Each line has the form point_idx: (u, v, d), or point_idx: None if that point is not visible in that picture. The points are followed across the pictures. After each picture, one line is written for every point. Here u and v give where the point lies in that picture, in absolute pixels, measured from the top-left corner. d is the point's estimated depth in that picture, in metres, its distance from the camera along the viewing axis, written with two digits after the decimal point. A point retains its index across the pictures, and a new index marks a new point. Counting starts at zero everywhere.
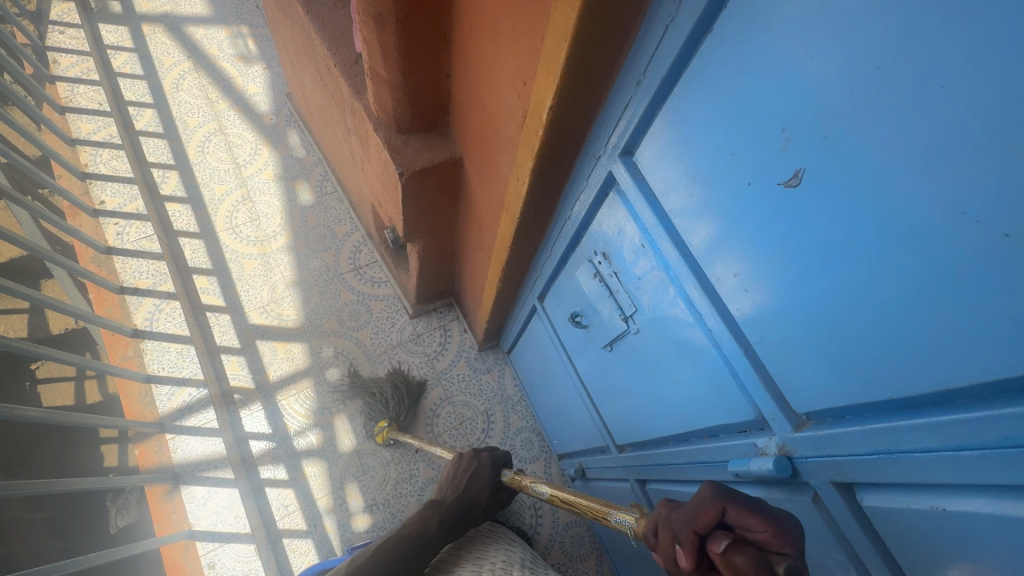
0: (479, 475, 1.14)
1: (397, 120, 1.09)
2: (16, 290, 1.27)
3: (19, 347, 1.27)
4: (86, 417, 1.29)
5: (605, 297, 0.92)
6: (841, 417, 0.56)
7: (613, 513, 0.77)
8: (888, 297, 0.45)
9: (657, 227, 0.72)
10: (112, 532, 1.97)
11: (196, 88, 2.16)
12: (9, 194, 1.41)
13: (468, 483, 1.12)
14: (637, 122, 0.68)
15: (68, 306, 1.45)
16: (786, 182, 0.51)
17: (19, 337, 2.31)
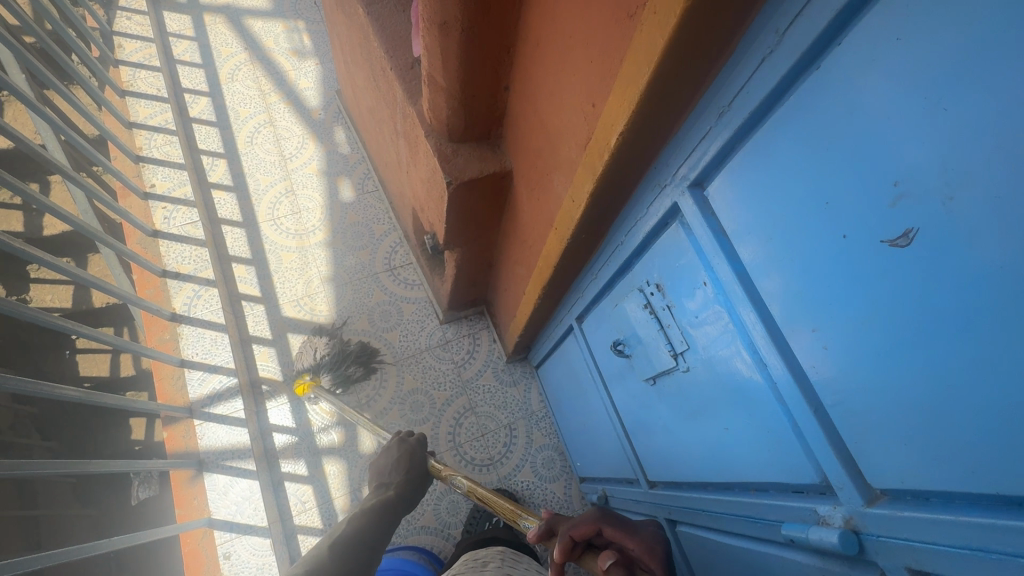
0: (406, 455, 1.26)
1: (451, 129, 1.07)
2: (62, 267, 1.29)
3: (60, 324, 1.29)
4: (118, 399, 1.30)
5: (654, 330, 0.88)
6: (925, 500, 0.50)
7: (522, 517, 0.96)
8: (1009, 387, 0.39)
9: (725, 267, 0.67)
10: (133, 504, 2.01)
11: (250, 79, 2.20)
12: (66, 172, 1.45)
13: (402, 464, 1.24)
14: (713, 155, 0.64)
15: (111, 288, 1.47)
16: (892, 240, 0.45)
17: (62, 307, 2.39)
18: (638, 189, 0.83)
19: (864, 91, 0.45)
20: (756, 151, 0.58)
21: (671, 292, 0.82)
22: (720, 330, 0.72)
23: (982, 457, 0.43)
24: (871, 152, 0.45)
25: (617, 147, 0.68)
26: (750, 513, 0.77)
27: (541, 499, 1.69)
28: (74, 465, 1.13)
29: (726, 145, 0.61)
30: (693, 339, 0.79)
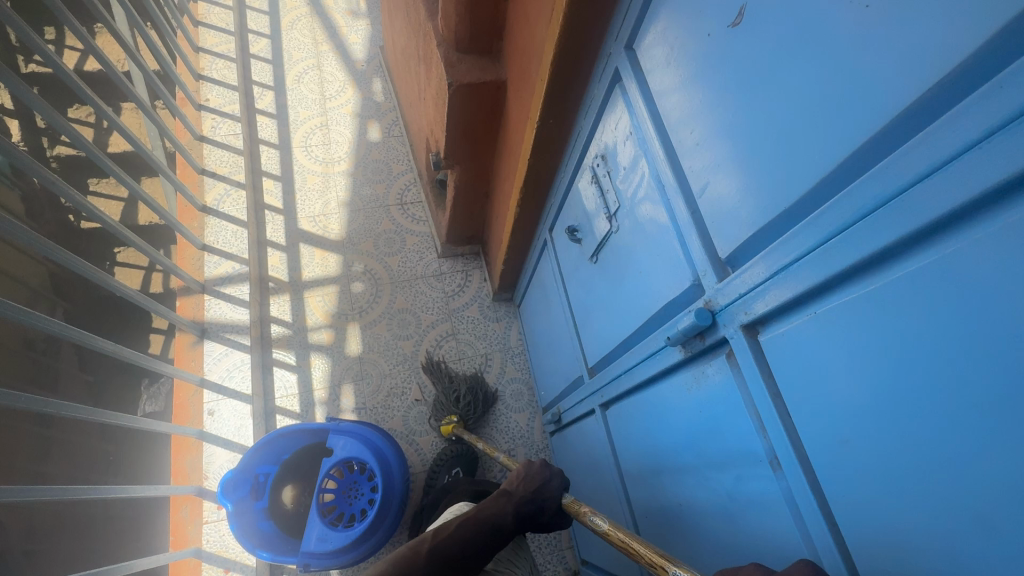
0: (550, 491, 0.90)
1: (457, 37, 1.24)
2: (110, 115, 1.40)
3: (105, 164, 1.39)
4: (141, 241, 1.40)
5: (599, 200, 1.01)
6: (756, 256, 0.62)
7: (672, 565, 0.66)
8: (789, 105, 0.52)
9: (642, 108, 0.80)
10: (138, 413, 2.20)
11: (307, 29, 2.46)
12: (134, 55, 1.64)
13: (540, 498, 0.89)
14: (638, 9, 0.77)
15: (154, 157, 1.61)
16: (733, 22, 0.58)
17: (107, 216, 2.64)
18: (594, 69, 0.97)
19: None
20: None
21: (610, 158, 0.95)
22: (638, 175, 0.85)
23: (779, 180, 0.54)
24: None
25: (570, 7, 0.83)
26: (652, 347, 0.88)
27: (503, 425, 1.81)
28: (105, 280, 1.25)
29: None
30: (622, 195, 0.91)
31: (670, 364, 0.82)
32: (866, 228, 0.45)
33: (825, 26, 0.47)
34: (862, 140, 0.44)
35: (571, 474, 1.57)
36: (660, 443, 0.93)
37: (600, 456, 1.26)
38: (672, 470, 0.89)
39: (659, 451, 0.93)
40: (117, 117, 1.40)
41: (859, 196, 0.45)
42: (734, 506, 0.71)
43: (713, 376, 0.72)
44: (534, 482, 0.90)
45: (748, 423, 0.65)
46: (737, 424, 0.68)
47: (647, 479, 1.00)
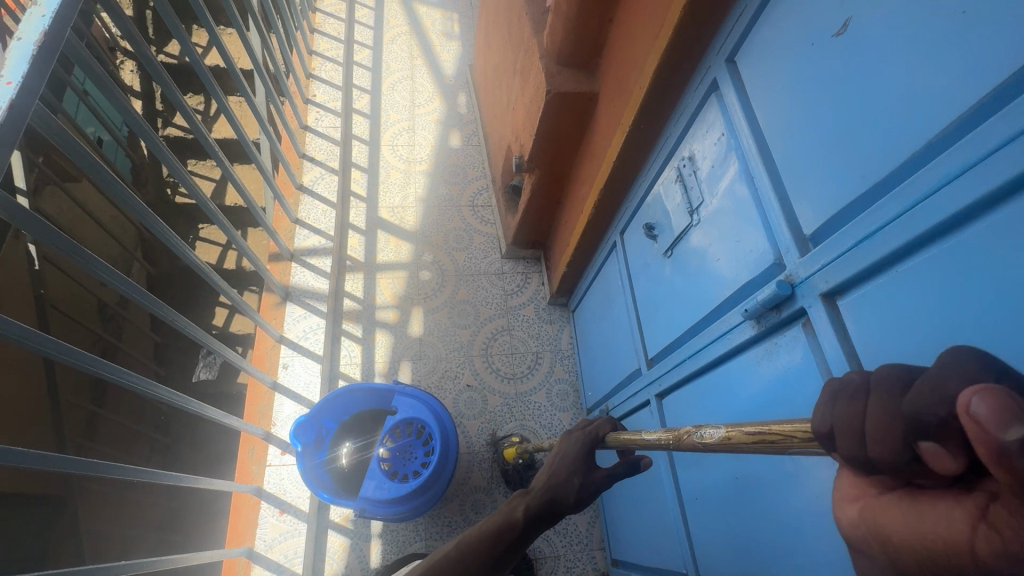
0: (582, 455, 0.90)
1: (560, 51, 1.40)
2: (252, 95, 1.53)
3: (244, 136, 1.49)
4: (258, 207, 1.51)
5: (681, 197, 1.11)
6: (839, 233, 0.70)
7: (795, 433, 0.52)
8: (886, 97, 0.61)
9: (738, 111, 0.91)
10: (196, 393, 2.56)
11: (406, 44, 2.71)
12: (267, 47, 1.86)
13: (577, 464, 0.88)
14: (743, 26, 0.90)
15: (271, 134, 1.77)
16: (838, 32, 0.69)
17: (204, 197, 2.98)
18: (690, 81, 1.09)
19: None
20: (770, 12, 0.83)
21: (698, 158, 1.06)
22: (726, 170, 0.95)
23: (869, 160, 0.64)
24: None
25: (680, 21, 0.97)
26: (722, 327, 0.96)
27: (547, 421, 1.87)
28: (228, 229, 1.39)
29: (753, 13, 0.87)
30: (707, 190, 1.02)
31: (741, 339, 0.90)
32: (950, 193, 0.53)
33: (924, 29, 0.57)
34: (951, 120, 0.53)
35: (613, 471, 1.62)
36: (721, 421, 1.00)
37: (652, 446, 1.32)
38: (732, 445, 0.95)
39: (719, 429, 1.00)
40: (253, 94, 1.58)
41: (944, 167, 0.54)
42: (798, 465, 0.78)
43: (785, 346, 0.80)
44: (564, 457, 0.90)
45: (818, 384, 0.73)
46: (806, 389, 0.75)
47: (703, 458, 1.08)
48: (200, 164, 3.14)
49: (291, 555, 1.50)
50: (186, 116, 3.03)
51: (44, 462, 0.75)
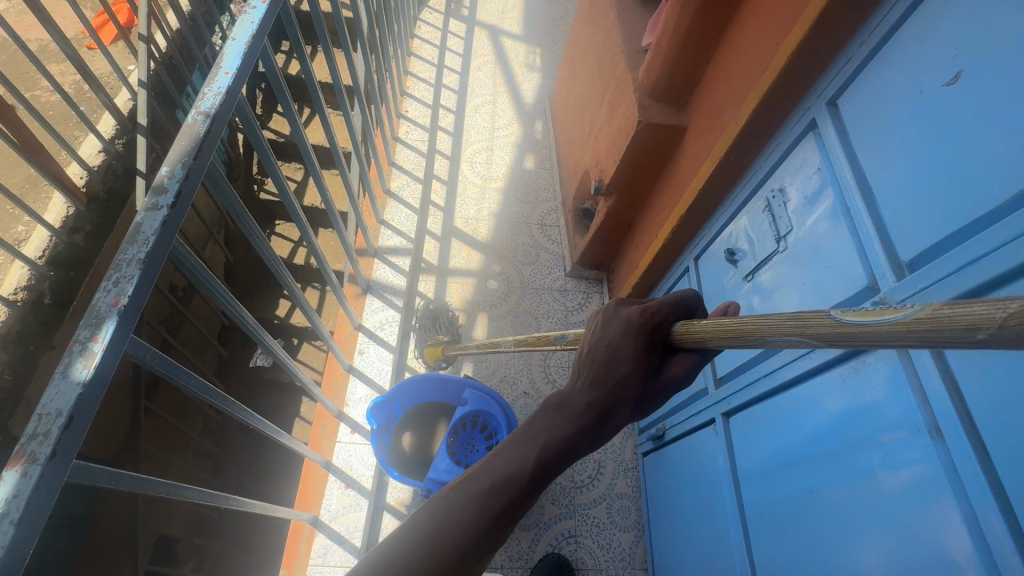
0: (630, 347, 0.67)
1: (655, 86, 1.52)
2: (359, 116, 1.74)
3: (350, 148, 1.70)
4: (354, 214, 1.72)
5: (768, 226, 1.19)
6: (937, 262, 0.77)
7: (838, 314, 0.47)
8: (996, 139, 0.68)
9: (838, 148, 0.99)
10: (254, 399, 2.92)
11: (491, 72, 2.92)
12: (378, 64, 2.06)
13: (627, 359, 0.67)
14: (849, 73, 0.99)
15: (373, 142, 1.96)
16: (948, 81, 0.77)
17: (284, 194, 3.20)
18: (785, 119, 1.18)
19: (940, 5, 0.80)
20: (878, 61, 0.92)
21: (791, 190, 1.14)
22: (821, 201, 1.03)
23: (974, 195, 0.71)
24: (943, 33, 0.78)
25: (786, 64, 1.06)
26: (805, 345, 1.04)
27: None
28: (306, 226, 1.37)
29: (859, 62, 0.96)
30: (799, 219, 1.10)
31: (827, 358, 0.98)
32: None
33: None
34: None
35: (664, 491, 1.65)
36: (796, 437, 1.06)
37: (712, 464, 1.37)
38: (807, 459, 1.02)
39: (793, 446, 1.07)
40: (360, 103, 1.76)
41: None
42: (878, 478, 0.84)
43: (875, 364, 0.89)
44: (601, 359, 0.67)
45: (911, 400, 0.80)
46: (900, 406, 0.82)
47: (772, 475, 1.13)
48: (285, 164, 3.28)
49: (351, 526, 1.60)
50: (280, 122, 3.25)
51: (201, 384, 0.92)
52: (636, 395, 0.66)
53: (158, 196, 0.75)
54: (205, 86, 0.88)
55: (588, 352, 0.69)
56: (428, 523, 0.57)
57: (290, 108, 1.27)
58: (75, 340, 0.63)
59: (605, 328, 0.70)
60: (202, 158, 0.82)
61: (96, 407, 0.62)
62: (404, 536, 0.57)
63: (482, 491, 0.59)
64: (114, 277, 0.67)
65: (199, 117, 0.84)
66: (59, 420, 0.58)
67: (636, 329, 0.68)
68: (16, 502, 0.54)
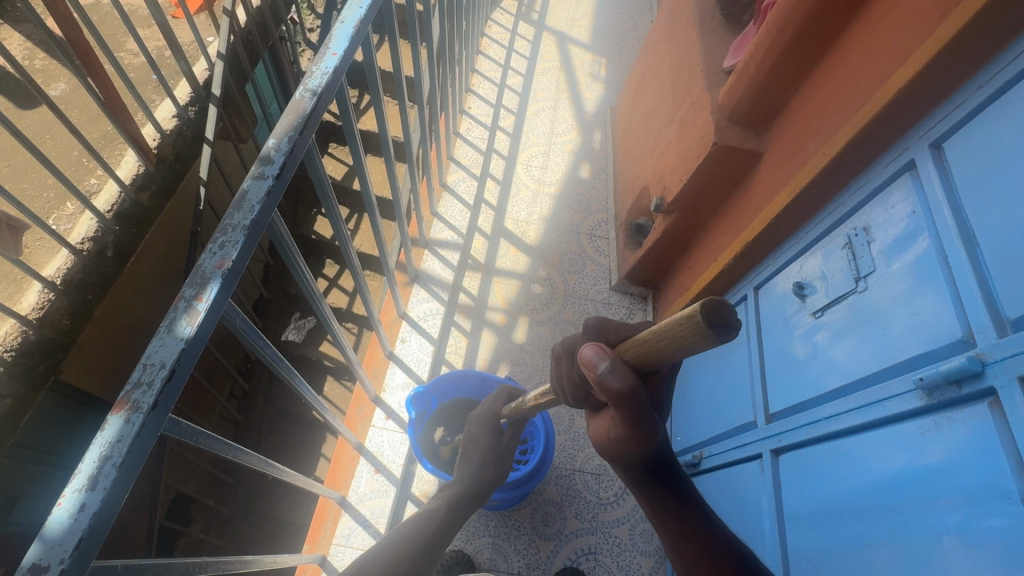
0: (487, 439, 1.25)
1: (734, 109, 1.50)
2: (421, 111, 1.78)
3: (408, 144, 1.72)
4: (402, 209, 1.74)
5: (846, 264, 1.17)
6: None
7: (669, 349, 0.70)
8: None
9: (939, 192, 0.95)
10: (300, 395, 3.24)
11: (555, 78, 2.93)
12: (451, 58, 2.09)
13: (485, 442, 1.25)
14: (958, 118, 0.95)
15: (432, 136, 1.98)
16: None
17: (335, 176, 3.24)
18: (878, 156, 1.15)
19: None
20: (997, 107, 0.88)
21: (877, 231, 1.11)
22: (913, 244, 0.99)
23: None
24: None
25: (890, 102, 1.04)
26: (875, 393, 1.00)
27: None
28: (370, 203, 1.48)
29: (973, 107, 0.92)
30: (883, 261, 1.06)
31: (897, 404, 0.94)
32: None
33: None
34: None
35: None
36: (852, 486, 1.01)
37: (755, 502, 1.33)
38: (864, 511, 0.97)
39: (850, 495, 1.01)
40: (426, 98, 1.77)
41: None
42: (948, 544, 0.80)
43: (959, 420, 0.83)
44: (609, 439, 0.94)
45: (1002, 463, 0.74)
46: (983, 467, 0.77)
47: (824, 519, 1.08)
48: (338, 147, 3.31)
49: (375, 511, 1.61)
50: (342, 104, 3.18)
51: (259, 349, 0.94)
52: (496, 451, 1.25)
53: (264, 167, 0.77)
54: (313, 64, 0.91)
55: (467, 442, 1.26)
56: (396, 538, 0.99)
57: (377, 98, 1.37)
58: (181, 297, 0.65)
59: (470, 422, 1.30)
60: (306, 134, 0.84)
61: (195, 364, 0.63)
62: (384, 545, 0.98)
63: (427, 514, 1.06)
64: (219, 240, 0.70)
65: (306, 94, 0.86)
66: (161, 372, 0.60)
67: (482, 424, 1.27)
68: (118, 446, 0.56)
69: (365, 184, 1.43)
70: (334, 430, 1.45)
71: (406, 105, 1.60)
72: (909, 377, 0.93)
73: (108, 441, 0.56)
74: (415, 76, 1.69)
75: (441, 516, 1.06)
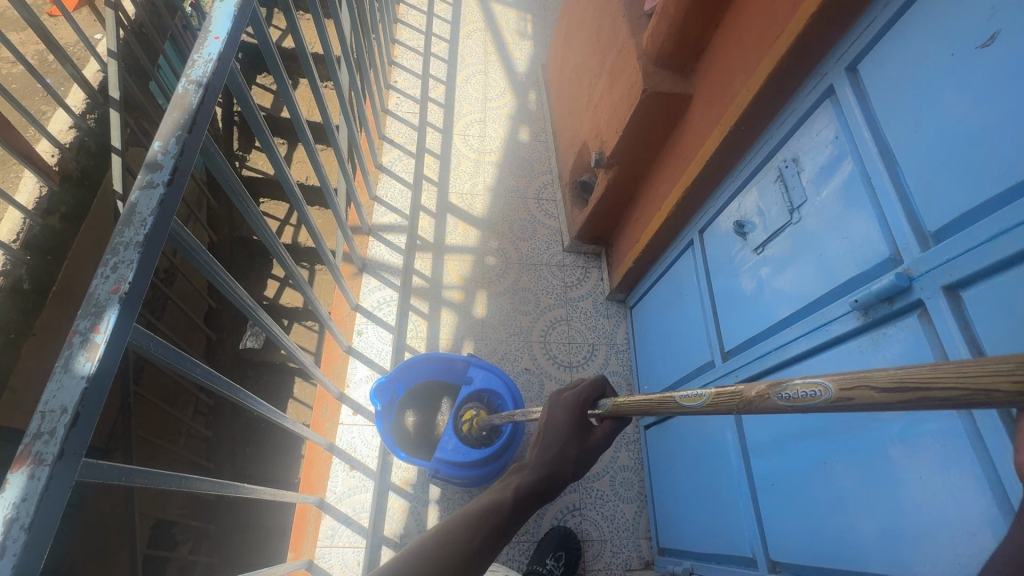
0: (573, 414, 1.02)
1: (660, 52, 1.47)
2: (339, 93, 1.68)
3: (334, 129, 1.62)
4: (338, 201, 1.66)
5: (779, 197, 1.18)
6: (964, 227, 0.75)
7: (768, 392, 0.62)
8: None
9: (857, 114, 0.97)
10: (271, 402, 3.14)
11: (481, 40, 2.81)
12: (363, 31, 1.97)
13: (571, 426, 1.01)
14: (869, 38, 0.95)
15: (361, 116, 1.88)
16: (983, 43, 0.73)
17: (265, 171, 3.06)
18: (800, 86, 1.15)
19: None
20: (905, 22, 0.88)
21: (805, 160, 1.12)
22: (838, 170, 1.01)
23: (1000, 163, 0.70)
24: None
25: (804, 31, 1.03)
26: (819, 318, 1.03)
27: None
28: (297, 200, 1.37)
29: (881, 25, 0.92)
30: (813, 190, 1.08)
31: (841, 328, 0.97)
32: None
33: None
34: None
35: (669, 464, 1.66)
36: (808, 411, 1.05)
37: (720, 437, 1.38)
38: (819, 432, 1.01)
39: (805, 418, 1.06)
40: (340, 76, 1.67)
41: None
42: (893, 450, 0.85)
43: (895, 334, 0.86)
44: (573, 403, 1.04)
45: None
46: None
47: (785, 445, 1.12)
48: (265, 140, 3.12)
49: (358, 508, 1.59)
50: (261, 94, 2.98)
51: (206, 377, 0.86)
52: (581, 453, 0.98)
53: (153, 173, 0.70)
54: (194, 52, 0.81)
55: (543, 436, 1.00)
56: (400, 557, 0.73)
57: (282, 84, 1.25)
58: (75, 331, 0.58)
59: (571, 395, 1.06)
60: (197, 132, 0.76)
61: (103, 403, 0.58)
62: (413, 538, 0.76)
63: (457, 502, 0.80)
64: (112, 262, 0.63)
65: (190, 86, 0.77)
66: (63, 417, 0.54)
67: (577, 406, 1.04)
68: (25, 505, 0.51)
69: (287, 181, 1.29)
70: (302, 436, 1.40)
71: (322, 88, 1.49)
72: (848, 298, 0.95)
73: (11, 502, 0.50)
74: (326, 54, 1.56)
75: (512, 502, 0.85)
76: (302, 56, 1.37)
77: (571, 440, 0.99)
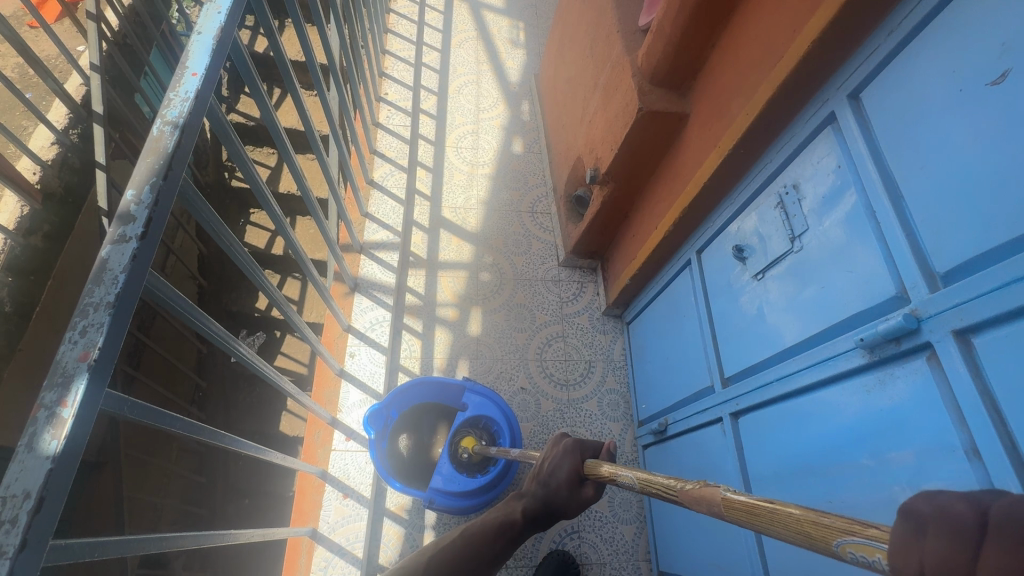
0: (574, 468, 1.03)
1: (656, 70, 1.44)
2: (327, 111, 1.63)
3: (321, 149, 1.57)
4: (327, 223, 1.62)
5: (780, 223, 1.16)
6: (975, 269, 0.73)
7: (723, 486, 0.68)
8: None
9: (860, 144, 0.94)
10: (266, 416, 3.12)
11: (473, 50, 2.77)
12: (353, 45, 1.92)
13: (563, 484, 1.02)
14: (873, 67, 0.92)
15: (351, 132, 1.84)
16: (994, 80, 0.71)
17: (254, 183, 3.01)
18: (801, 110, 1.12)
19: None
20: (911, 51, 0.85)
21: (806, 187, 1.09)
22: (842, 200, 0.98)
23: (1014, 207, 0.68)
24: (988, 30, 0.72)
25: (804, 58, 1.01)
26: (823, 351, 1.00)
27: (598, 429, 1.88)
28: (278, 219, 1.32)
29: (885, 54, 0.90)
30: (815, 218, 1.05)
31: (845, 364, 0.94)
32: None
33: None
34: None
35: (668, 486, 1.64)
36: (811, 447, 1.03)
37: (720, 464, 1.35)
38: (824, 470, 0.99)
39: (808, 453, 1.04)
40: (328, 95, 1.62)
41: None
42: (901, 496, 0.82)
43: (902, 374, 0.84)
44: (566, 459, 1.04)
45: (944, 417, 0.76)
46: (930, 421, 0.78)
47: (787, 478, 1.10)
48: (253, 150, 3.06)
49: (352, 537, 1.55)
50: (248, 104, 2.92)
51: (188, 428, 0.82)
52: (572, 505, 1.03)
53: (125, 226, 0.66)
54: (170, 90, 0.77)
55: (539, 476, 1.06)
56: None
57: (260, 97, 1.21)
58: (39, 406, 0.54)
59: (560, 452, 1.06)
60: (173, 178, 0.72)
61: (70, 482, 0.54)
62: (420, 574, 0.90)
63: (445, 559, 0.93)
64: (80, 326, 0.59)
65: (165, 128, 0.73)
66: (26, 503, 0.51)
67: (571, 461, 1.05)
68: None
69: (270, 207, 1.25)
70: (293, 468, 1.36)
71: (308, 108, 1.44)
72: (853, 334, 0.92)
73: None
74: (313, 72, 1.51)
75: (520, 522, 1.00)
76: (283, 68, 1.32)
77: (563, 496, 1.02)
